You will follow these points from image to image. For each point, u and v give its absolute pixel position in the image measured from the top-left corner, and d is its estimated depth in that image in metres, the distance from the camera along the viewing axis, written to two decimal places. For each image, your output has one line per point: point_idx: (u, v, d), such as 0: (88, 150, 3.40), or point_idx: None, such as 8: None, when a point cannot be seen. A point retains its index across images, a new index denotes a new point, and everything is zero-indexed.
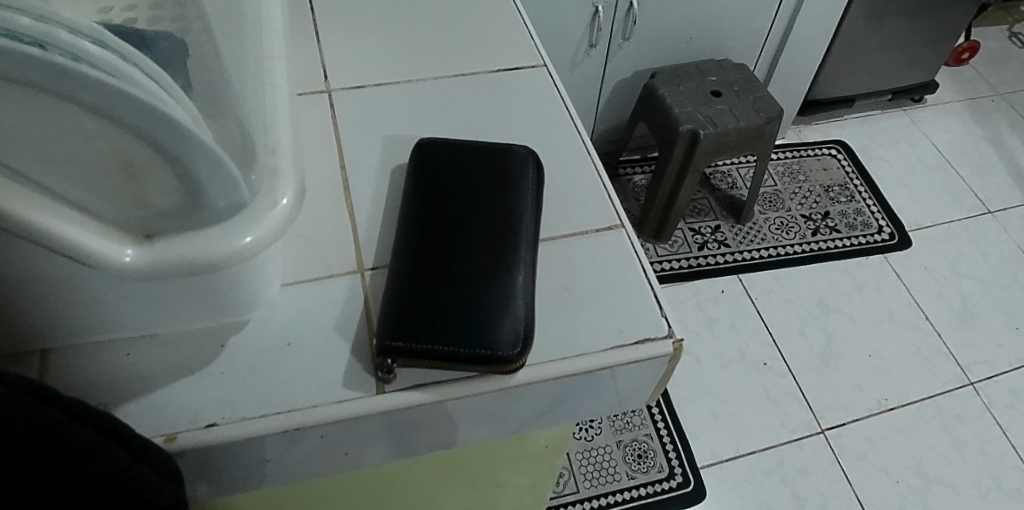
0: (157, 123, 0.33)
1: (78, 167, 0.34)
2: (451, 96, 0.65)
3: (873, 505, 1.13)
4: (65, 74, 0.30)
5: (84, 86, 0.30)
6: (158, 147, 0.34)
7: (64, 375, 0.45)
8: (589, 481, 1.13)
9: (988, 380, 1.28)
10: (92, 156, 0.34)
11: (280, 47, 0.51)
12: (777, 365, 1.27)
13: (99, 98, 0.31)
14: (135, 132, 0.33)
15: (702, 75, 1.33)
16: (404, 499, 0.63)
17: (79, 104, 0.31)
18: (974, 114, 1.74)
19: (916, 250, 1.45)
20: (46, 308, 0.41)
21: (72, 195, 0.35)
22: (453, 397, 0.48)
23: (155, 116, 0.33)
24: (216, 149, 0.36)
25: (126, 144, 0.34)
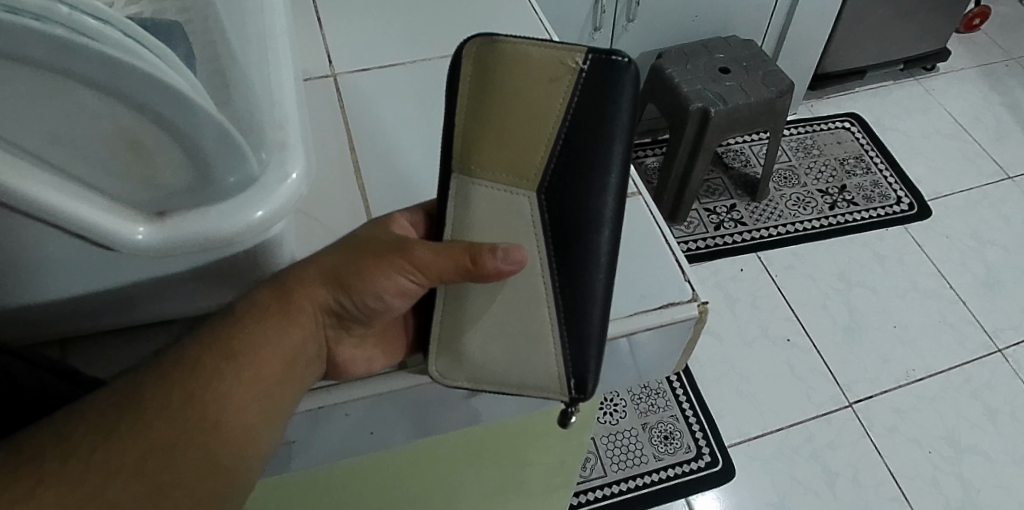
0: (156, 92, 0.33)
1: (84, 145, 0.34)
2: None
3: (906, 477, 1.11)
4: (64, 47, 0.30)
5: (81, 57, 0.30)
6: (164, 121, 0.34)
7: (88, 359, 0.47)
8: (616, 464, 1.12)
9: (1017, 346, 1.25)
10: (98, 133, 0.34)
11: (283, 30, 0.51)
12: (801, 340, 1.25)
13: (102, 72, 0.31)
14: (139, 105, 0.33)
15: (709, 53, 1.32)
16: (430, 482, 0.62)
17: (80, 80, 0.31)
18: (988, 79, 1.71)
19: (937, 219, 1.42)
20: (66, 300, 0.42)
21: (84, 177, 0.35)
22: None
23: (157, 88, 0.32)
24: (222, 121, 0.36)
25: (132, 118, 0.34)
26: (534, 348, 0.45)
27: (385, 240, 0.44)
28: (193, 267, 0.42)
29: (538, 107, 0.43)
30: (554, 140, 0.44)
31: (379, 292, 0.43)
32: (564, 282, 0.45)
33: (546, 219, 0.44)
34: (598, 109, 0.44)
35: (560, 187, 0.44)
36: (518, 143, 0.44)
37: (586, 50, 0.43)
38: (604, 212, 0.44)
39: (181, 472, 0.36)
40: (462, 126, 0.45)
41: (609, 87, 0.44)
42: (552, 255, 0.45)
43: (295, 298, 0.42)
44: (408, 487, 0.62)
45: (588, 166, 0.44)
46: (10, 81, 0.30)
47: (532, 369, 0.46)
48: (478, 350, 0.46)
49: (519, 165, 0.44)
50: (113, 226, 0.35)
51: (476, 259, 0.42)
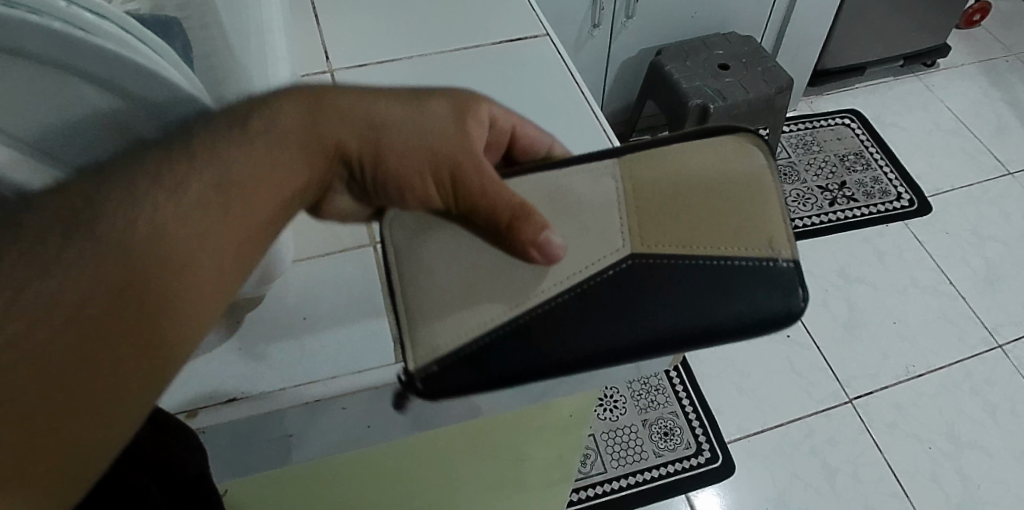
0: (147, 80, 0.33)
1: (73, 138, 0.34)
2: (454, 71, 0.65)
3: (906, 472, 1.11)
4: (68, 42, 0.29)
5: (83, 52, 0.30)
6: (156, 110, 0.36)
7: None
8: (617, 460, 1.12)
9: (1018, 342, 1.25)
10: (90, 125, 0.34)
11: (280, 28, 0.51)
12: (800, 336, 1.25)
13: (104, 68, 0.31)
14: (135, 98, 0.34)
15: (708, 49, 1.32)
16: (428, 477, 0.63)
17: (71, 77, 0.31)
18: (989, 75, 1.71)
19: (936, 215, 1.42)
20: None
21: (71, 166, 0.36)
22: None
23: (156, 80, 0.34)
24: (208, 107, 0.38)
25: (126, 109, 0.35)
26: (461, 307, 0.39)
27: (450, 134, 0.39)
28: None
29: (739, 206, 0.40)
30: (709, 236, 0.40)
31: (403, 180, 0.39)
32: (536, 332, 0.39)
33: (608, 282, 0.39)
34: (721, 305, 0.39)
35: (650, 275, 0.39)
36: (688, 198, 0.40)
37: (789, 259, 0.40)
38: (626, 334, 0.39)
39: (133, 315, 0.29)
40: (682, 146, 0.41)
41: (764, 307, 0.40)
42: (560, 303, 0.39)
43: (314, 138, 0.37)
44: (409, 481, 0.62)
45: (669, 304, 0.39)
46: (9, 79, 0.30)
47: (435, 323, 0.39)
48: (431, 262, 0.40)
49: (665, 217, 0.40)
50: None
51: (516, 227, 0.38)
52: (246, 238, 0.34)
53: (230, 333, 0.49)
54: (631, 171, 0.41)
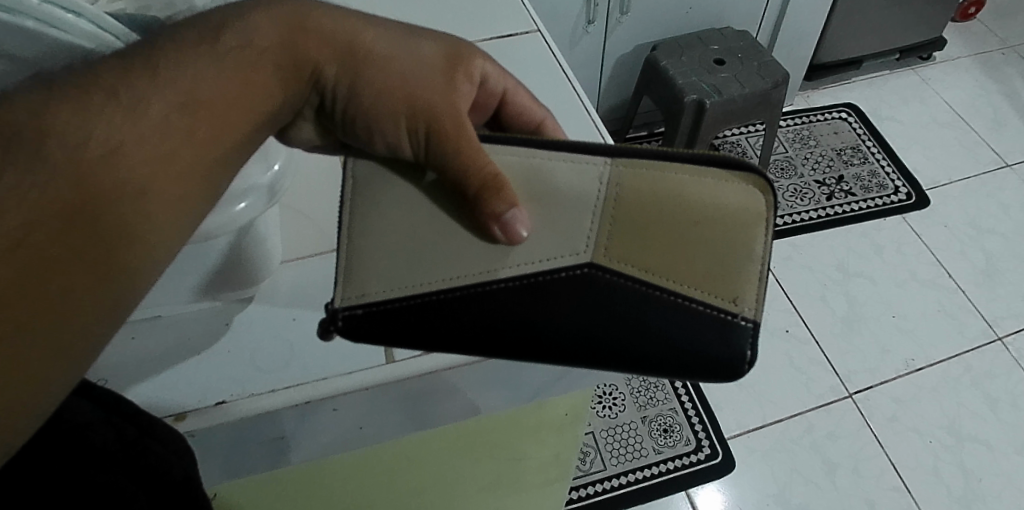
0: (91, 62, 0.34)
1: None
2: None
3: (906, 466, 1.11)
4: (43, 42, 0.32)
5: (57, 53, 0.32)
6: None
7: None
8: (616, 457, 1.12)
9: (1017, 334, 1.25)
10: None
11: None
12: (799, 331, 1.25)
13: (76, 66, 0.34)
14: None
15: (704, 44, 1.31)
16: (424, 478, 0.62)
17: (11, 57, 0.32)
18: (985, 68, 1.70)
19: (934, 208, 1.42)
20: None
21: None
22: (445, 366, 0.47)
23: None
24: None
25: None
26: (401, 263, 0.39)
27: (434, 76, 0.39)
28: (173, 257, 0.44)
29: (716, 251, 0.39)
30: (675, 268, 0.39)
31: (375, 120, 0.38)
32: (472, 309, 0.39)
33: (560, 283, 0.39)
34: (669, 331, 0.39)
35: (602, 289, 0.39)
36: (668, 224, 0.38)
37: (744, 325, 0.39)
38: (564, 333, 0.39)
39: (79, 241, 0.28)
40: (685, 168, 0.39)
41: (695, 354, 0.39)
42: (506, 287, 0.39)
43: (286, 68, 0.36)
44: (409, 480, 0.61)
45: (618, 318, 0.39)
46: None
47: (371, 273, 0.39)
48: (385, 214, 0.39)
49: (638, 235, 0.39)
50: None
51: (491, 189, 0.37)
52: (204, 167, 0.33)
53: (220, 334, 0.49)
54: (618, 178, 0.39)
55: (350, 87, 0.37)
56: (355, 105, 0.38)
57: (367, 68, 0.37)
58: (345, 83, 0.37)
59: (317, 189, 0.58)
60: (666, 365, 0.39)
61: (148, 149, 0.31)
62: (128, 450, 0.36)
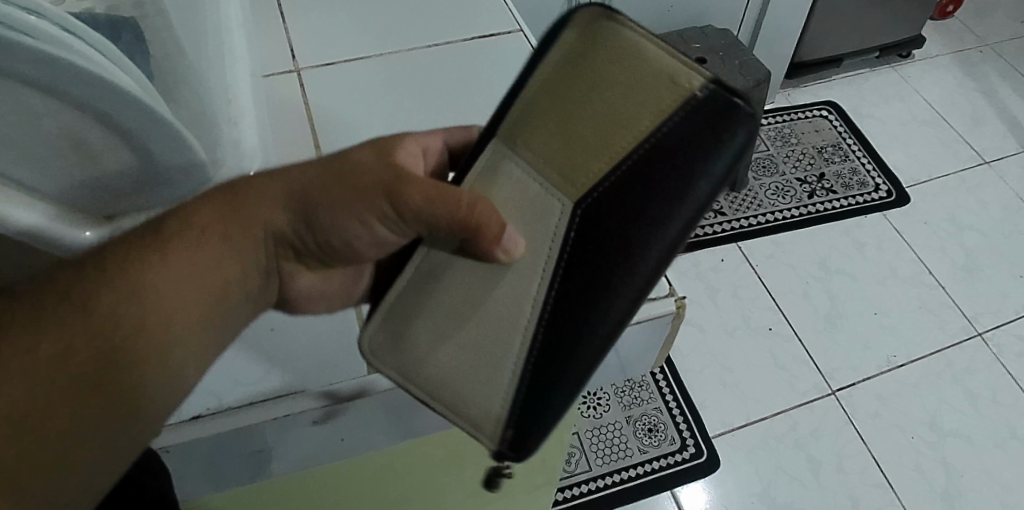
0: (99, 91, 0.34)
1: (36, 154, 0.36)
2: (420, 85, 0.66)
3: (889, 463, 1.12)
4: (13, 49, 0.30)
5: (31, 59, 0.31)
6: (112, 124, 0.36)
7: None
8: (601, 458, 1.11)
9: (996, 330, 1.26)
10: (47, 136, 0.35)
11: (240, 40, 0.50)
12: (782, 329, 1.25)
13: (53, 75, 0.32)
14: (93, 111, 0.35)
15: (685, 43, 1.31)
16: (407, 488, 0.61)
17: None
18: (962, 65, 1.72)
19: (915, 205, 1.43)
20: None
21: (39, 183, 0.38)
22: None
23: (110, 90, 0.34)
24: (172, 125, 0.38)
25: (81, 124, 0.36)
26: (479, 376, 0.43)
27: (362, 160, 0.43)
28: None
29: (624, 73, 0.41)
30: (623, 130, 0.41)
31: (339, 225, 0.44)
32: (547, 350, 0.42)
33: (571, 248, 0.42)
34: (694, 154, 0.40)
35: (601, 207, 0.41)
36: (587, 120, 0.42)
37: (710, 80, 0.40)
38: (639, 257, 0.41)
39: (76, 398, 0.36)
40: (536, 82, 0.43)
41: (721, 126, 0.40)
42: (546, 312, 0.42)
43: (229, 225, 0.43)
44: (397, 489, 0.61)
45: (649, 196, 0.41)
46: None
47: (476, 406, 0.43)
48: (423, 338, 0.44)
49: (578, 154, 0.42)
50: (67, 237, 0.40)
51: (474, 209, 0.41)
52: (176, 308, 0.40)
53: None
54: (523, 137, 0.43)
55: (297, 205, 0.43)
56: (311, 218, 0.43)
57: (297, 183, 0.43)
58: (287, 206, 0.43)
59: None
60: (707, 169, 0.41)
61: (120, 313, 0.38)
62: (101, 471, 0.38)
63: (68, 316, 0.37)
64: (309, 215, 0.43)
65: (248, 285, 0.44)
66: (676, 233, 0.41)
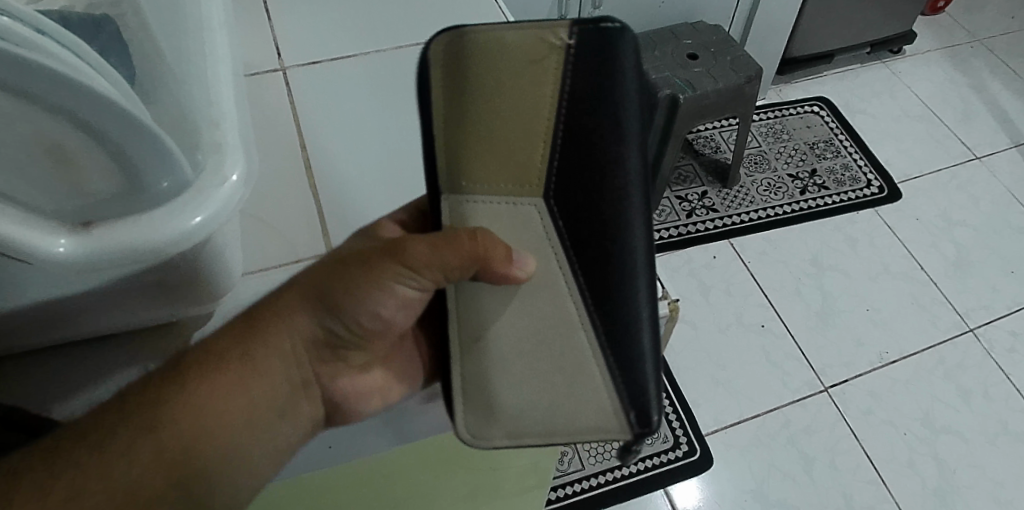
0: (41, 82, 0.32)
1: (14, 164, 0.35)
2: (409, 84, 0.65)
3: (882, 459, 1.12)
4: None
5: None
6: (88, 128, 0.35)
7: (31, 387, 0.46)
8: (594, 457, 1.11)
9: (988, 325, 1.26)
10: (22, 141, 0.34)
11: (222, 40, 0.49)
12: (774, 325, 1.25)
13: (18, 76, 0.32)
14: (68, 114, 0.34)
15: (677, 39, 1.30)
16: (400, 492, 0.61)
17: None
18: (953, 61, 1.72)
19: (906, 201, 1.43)
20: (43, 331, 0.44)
21: (25, 197, 0.36)
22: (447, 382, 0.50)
23: (81, 91, 0.33)
24: (153, 130, 0.36)
25: (57, 129, 0.34)
26: (571, 390, 0.48)
27: (348, 250, 0.47)
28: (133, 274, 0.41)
29: (506, 76, 0.47)
30: (547, 124, 0.46)
31: (366, 305, 0.46)
32: (607, 327, 0.46)
33: (568, 234, 0.47)
34: (606, 85, 0.46)
35: (573, 189, 0.47)
36: (513, 140, 0.47)
37: (570, 25, 0.46)
38: (631, 195, 0.46)
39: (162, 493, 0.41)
40: (445, 148, 0.48)
41: (605, 53, 0.46)
42: (586, 301, 0.47)
43: (263, 331, 0.45)
44: (391, 493, 0.60)
45: (602, 142, 0.46)
46: None
47: (586, 413, 0.47)
48: (502, 386, 0.48)
49: (524, 158, 0.47)
50: (33, 238, 0.35)
51: (478, 240, 0.45)
52: (225, 401, 0.44)
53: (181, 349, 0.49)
54: (475, 197, 0.48)
55: (319, 293, 0.45)
56: (332, 308, 0.45)
57: (316, 276, 0.45)
58: (309, 296, 0.45)
59: (282, 199, 0.57)
60: (620, 84, 0.46)
61: (185, 413, 0.42)
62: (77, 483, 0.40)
63: (133, 449, 0.41)
64: (331, 303, 0.45)
65: (293, 391, 0.47)
66: (638, 152, 0.46)
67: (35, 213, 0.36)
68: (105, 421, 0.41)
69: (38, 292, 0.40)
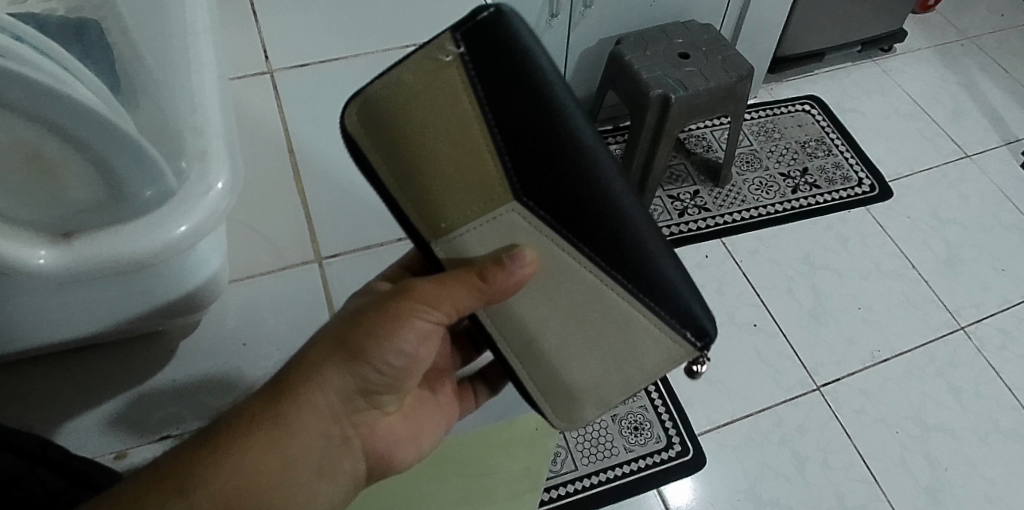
0: (17, 85, 0.32)
1: None
2: None
3: (874, 458, 1.12)
4: None
5: None
6: (68, 136, 0.34)
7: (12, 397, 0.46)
8: (587, 457, 1.10)
9: (979, 323, 1.27)
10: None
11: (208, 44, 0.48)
12: (766, 325, 1.25)
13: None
14: (47, 123, 0.34)
15: (668, 38, 1.30)
16: (389, 499, 0.61)
17: None
18: (944, 59, 1.72)
19: (897, 199, 1.43)
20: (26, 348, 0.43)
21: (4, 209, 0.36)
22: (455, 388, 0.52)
23: (59, 100, 0.33)
24: (135, 137, 0.36)
25: (36, 137, 0.34)
26: (623, 340, 0.49)
27: (360, 306, 0.47)
28: (115, 285, 0.40)
29: (428, 119, 0.45)
30: (490, 141, 0.45)
31: (392, 345, 0.46)
32: (627, 270, 0.46)
33: (552, 214, 0.46)
34: (517, 73, 0.44)
35: (540, 176, 0.45)
36: (469, 173, 0.45)
37: (453, 36, 0.44)
38: (594, 163, 0.45)
39: None
40: (414, 213, 0.47)
41: (495, 43, 0.44)
42: (599, 262, 0.46)
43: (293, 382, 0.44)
44: (381, 499, 0.60)
45: (544, 127, 0.44)
46: None
47: (647, 349, 0.49)
48: (569, 370, 0.50)
49: (481, 177, 0.45)
50: (10, 249, 0.35)
51: (487, 276, 0.45)
52: (266, 453, 0.42)
53: (167, 360, 0.48)
54: (467, 241, 0.47)
55: (344, 339, 0.45)
56: (361, 358, 0.45)
57: (339, 327, 0.46)
58: (337, 344, 0.45)
59: (270, 205, 0.56)
60: (526, 59, 0.44)
61: (226, 470, 0.41)
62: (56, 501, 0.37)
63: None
64: (360, 354, 0.45)
65: (330, 447, 0.46)
66: (576, 113, 0.45)
67: (13, 222, 0.36)
68: (152, 502, 0.39)
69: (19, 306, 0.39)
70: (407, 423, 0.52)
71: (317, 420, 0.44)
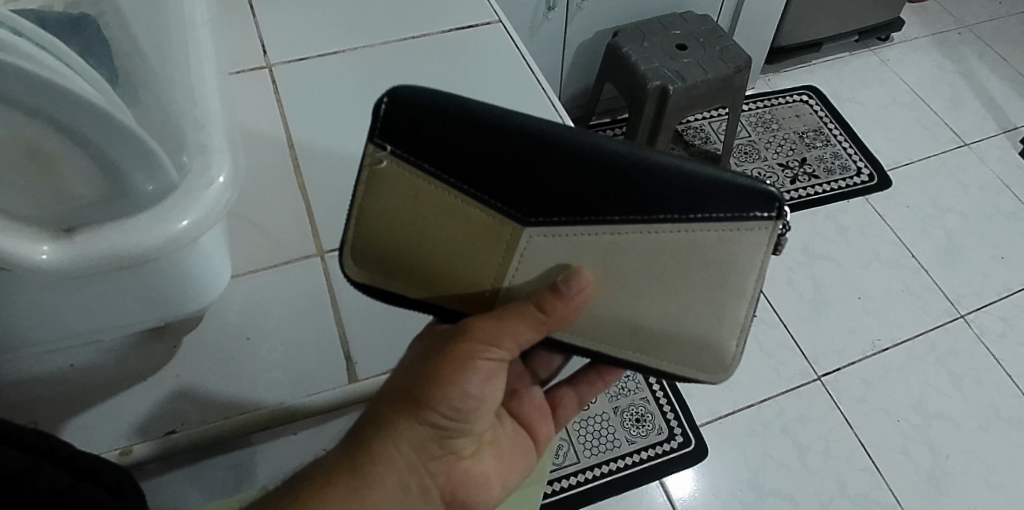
0: (19, 81, 0.32)
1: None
2: (397, 78, 0.64)
3: (875, 446, 1.12)
4: None
5: None
6: (71, 133, 0.34)
7: (16, 393, 0.46)
8: (589, 449, 1.10)
9: (978, 311, 1.27)
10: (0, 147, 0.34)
11: (207, 39, 0.48)
12: (767, 315, 1.25)
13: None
14: (50, 121, 0.34)
15: (665, 29, 1.30)
16: None
17: None
18: (941, 48, 1.72)
19: (896, 188, 1.43)
20: (28, 346, 0.43)
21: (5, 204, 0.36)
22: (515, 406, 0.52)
23: (61, 94, 0.33)
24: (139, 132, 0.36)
25: (39, 133, 0.34)
26: (709, 272, 0.44)
27: (418, 352, 0.44)
28: (118, 280, 0.40)
29: (409, 218, 0.44)
30: (471, 197, 0.43)
31: (461, 388, 0.43)
32: (679, 204, 0.42)
33: (564, 212, 0.43)
34: (452, 129, 0.42)
35: (531, 194, 0.43)
36: (469, 230, 0.44)
37: (370, 140, 0.43)
38: (578, 154, 0.42)
39: None
40: (445, 297, 0.46)
41: (410, 118, 0.42)
42: (634, 217, 0.43)
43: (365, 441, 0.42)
44: None
45: (510, 153, 0.42)
46: None
47: (737, 257, 0.44)
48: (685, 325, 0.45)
49: (476, 228, 0.44)
50: (12, 245, 0.35)
51: (546, 307, 0.43)
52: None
53: (170, 356, 0.48)
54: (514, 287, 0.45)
55: (411, 391, 0.43)
56: (428, 403, 0.42)
57: (404, 377, 0.43)
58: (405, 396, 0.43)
59: (270, 200, 0.56)
60: (445, 112, 0.42)
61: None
62: (64, 497, 0.35)
63: None
64: (426, 400, 0.42)
65: (414, 499, 0.43)
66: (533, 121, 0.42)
67: (15, 220, 0.36)
68: None
69: (21, 301, 0.40)
70: (496, 463, 0.49)
71: (399, 471, 0.42)
